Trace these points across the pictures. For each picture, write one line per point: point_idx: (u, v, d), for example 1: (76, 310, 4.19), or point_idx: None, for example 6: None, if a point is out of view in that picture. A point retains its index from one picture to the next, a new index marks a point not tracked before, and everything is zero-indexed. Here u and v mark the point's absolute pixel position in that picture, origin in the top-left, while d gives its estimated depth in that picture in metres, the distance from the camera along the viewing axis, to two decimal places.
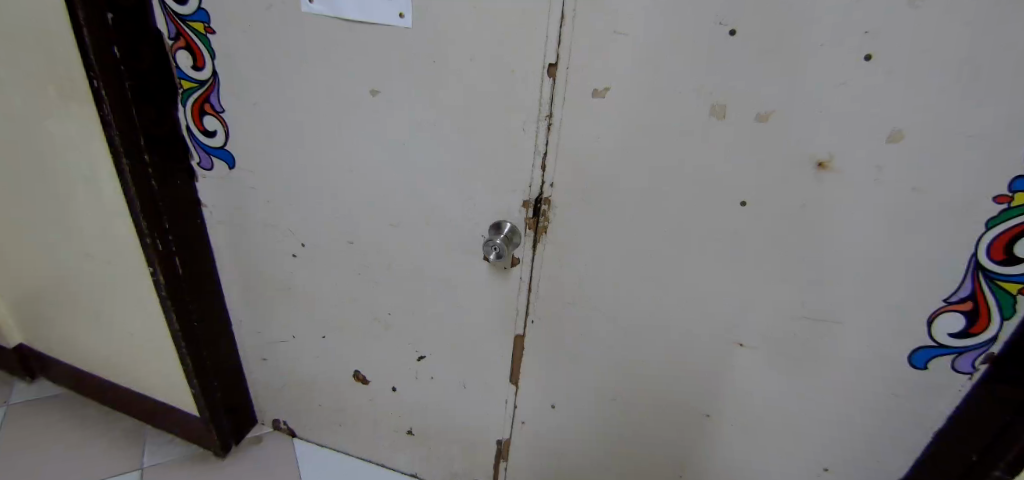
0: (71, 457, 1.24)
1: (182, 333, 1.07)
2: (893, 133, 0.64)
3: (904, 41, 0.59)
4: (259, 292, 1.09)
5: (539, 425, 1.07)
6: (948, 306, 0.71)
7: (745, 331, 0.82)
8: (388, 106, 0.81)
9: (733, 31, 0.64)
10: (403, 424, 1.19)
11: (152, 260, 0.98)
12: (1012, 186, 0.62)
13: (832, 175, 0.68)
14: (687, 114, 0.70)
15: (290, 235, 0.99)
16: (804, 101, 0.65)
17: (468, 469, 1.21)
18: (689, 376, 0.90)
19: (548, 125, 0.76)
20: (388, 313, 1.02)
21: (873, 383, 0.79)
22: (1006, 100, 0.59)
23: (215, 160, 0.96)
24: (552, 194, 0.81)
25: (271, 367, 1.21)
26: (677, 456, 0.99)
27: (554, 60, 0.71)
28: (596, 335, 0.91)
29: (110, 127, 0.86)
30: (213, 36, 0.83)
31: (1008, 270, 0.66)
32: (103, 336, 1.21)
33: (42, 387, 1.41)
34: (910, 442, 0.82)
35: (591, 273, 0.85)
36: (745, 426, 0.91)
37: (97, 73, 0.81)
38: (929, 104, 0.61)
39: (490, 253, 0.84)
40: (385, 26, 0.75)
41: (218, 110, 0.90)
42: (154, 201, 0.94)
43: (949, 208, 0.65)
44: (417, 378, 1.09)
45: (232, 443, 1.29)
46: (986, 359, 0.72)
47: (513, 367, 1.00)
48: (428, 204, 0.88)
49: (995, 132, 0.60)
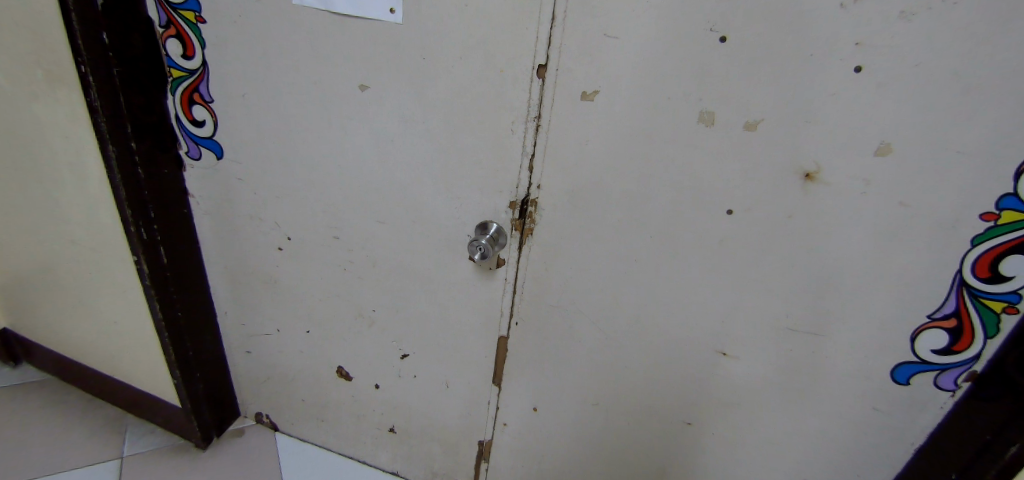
0: (50, 443, 1.23)
1: (166, 323, 1.06)
2: (882, 146, 0.63)
3: (891, 53, 0.59)
4: (245, 284, 1.09)
5: (521, 426, 1.06)
6: (932, 322, 0.71)
7: (729, 340, 0.82)
8: (377, 102, 0.81)
9: (723, 38, 0.64)
10: (386, 421, 1.18)
11: (136, 248, 0.97)
12: (1000, 204, 0.62)
13: (817, 186, 0.68)
14: (676, 120, 0.69)
15: (277, 229, 0.99)
16: (793, 111, 0.65)
17: (449, 469, 1.20)
18: (672, 382, 0.89)
19: (536, 126, 0.75)
20: (373, 309, 1.02)
21: (856, 397, 0.79)
22: (994, 117, 0.59)
23: (203, 149, 0.95)
24: (538, 195, 0.80)
25: (255, 359, 1.21)
26: (658, 462, 0.99)
27: (543, 61, 0.71)
28: (580, 340, 0.91)
29: (96, 114, 0.85)
30: (203, 25, 0.83)
31: (992, 287, 0.66)
32: (87, 323, 1.20)
33: (25, 372, 1.40)
34: (891, 457, 0.82)
35: (577, 276, 0.85)
36: (725, 434, 0.91)
37: (85, 58, 0.80)
38: (917, 118, 0.61)
39: (475, 253, 0.82)
40: (374, 21, 0.75)
41: (207, 99, 0.89)
42: (140, 190, 0.93)
43: (935, 224, 0.65)
44: (401, 376, 1.09)
45: (213, 436, 1.28)
46: (968, 376, 0.72)
47: (496, 368, 1.00)
48: (415, 202, 0.87)
49: (985, 148, 0.60)
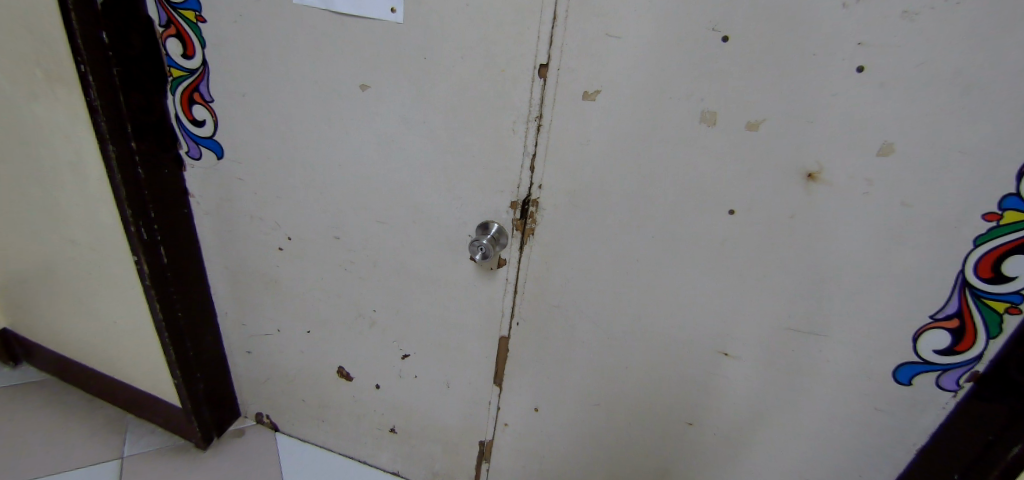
0: (50, 443, 1.23)
1: (166, 323, 1.06)
2: (884, 146, 0.63)
3: (893, 53, 0.59)
4: (245, 284, 1.09)
5: (522, 427, 1.06)
6: (934, 323, 0.70)
7: (730, 340, 0.82)
8: (378, 102, 0.80)
9: (725, 37, 0.64)
10: (386, 421, 1.18)
11: (136, 247, 0.97)
12: (1003, 204, 0.62)
13: (819, 186, 0.68)
14: (678, 120, 0.69)
15: (277, 229, 0.99)
16: (794, 111, 0.65)
17: (450, 469, 1.20)
18: (673, 383, 0.89)
19: (538, 126, 0.75)
20: (374, 309, 1.01)
21: (858, 397, 0.79)
22: (996, 117, 0.59)
23: (203, 149, 0.95)
24: (540, 195, 0.80)
25: (255, 359, 1.20)
26: (660, 463, 0.99)
27: (545, 61, 0.71)
28: (581, 340, 0.90)
29: (96, 114, 0.85)
30: (203, 24, 0.83)
31: (994, 287, 0.66)
32: (87, 323, 1.20)
33: (25, 372, 1.40)
34: (893, 458, 0.81)
35: (578, 276, 0.85)
36: (726, 435, 0.90)
37: (85, 58, 0.80)
38: (920, 117, 0.61)
39: (476, 253, 0.82)
40: (375, 21, 0.75)
41: (207, 99, 0.89)
42: (140, 189, 0.93)
43: (938, 224, 0.65)
44: (402, 376, 1.09)
45: (214, 436, 1.28)
46: (971, 377, 0.72)
47: (497, 368, 1.00)
48: (416, 202, 0.87)
49: (987, 149, 0.60)
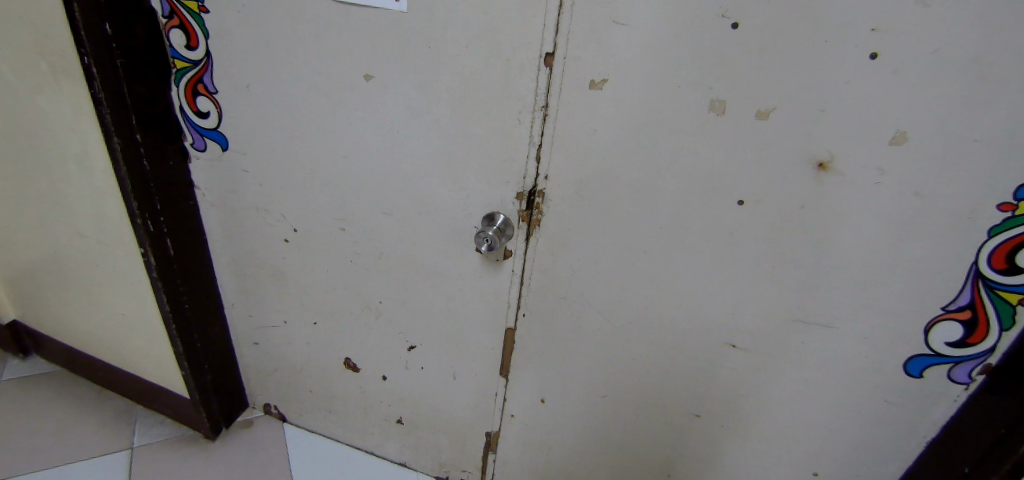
0: (61, 434, 1.24)
1: (173, 314, 1.06)
2: (898, 135, 0.62)
3: (909, 38, 0.58)
4: (252, 275, 1.09)
5: (528, 417, 1.06)
6: (947, 314, 0.69)
7: (738, 331, 0.81)
8: (381, 92, 0.80)
9: (735, 24, 0.62)
10: (393, 413, 1.19)
11: (142, 239, 0.97)
12: (1017, 194, 0.60)
13: (830, 176, 0.66)
14: (687, 109, 0.68)
15: (282, 221, 0.99)
16: (807, 100, 0.64)
17: (457, 460, 1.21)
18: (679, 373, 0.89)
19: (544, 116, 0.74)
20: (379, 301, 1.01)
21: (867, 390, 0.78)
22: (1015, 104, 0.57)
23: (208, 141, 0.95)
24: (545, 186, 0.80)
25: (262, 350, 1.21)
26: (666, 454, 0.99)
27: (551, 49, 0.70)
28: (587, 331, 0.90)
29: (101, 106, 0.84)
30: (206, 15, 0.82)
31: (1009, 279, 0.65)
32: (95, 315, 1.21)
33: (34, 364, 1.42)
34: (903, 450, 0.81)
35: (584, 268, 0.84)
36: (733, 426, 0.90)
37: (89, 50, 0.80)
38: (934, 104, 0.59)
39: (482, 245, 0.82)
40: (379, 10, 0.74)
41: (211, 90, 0.89)
42: (145, 182, 0.93)
43: (952, 215, 0.64)
44: (408, 367, 1.09)
45: (222, 427, 1.29)
46: (983, 369, 0.71)
47: (504, 359, 1.00)
48: (421, 194, 0.87)
49: (1003, 137, 0.59)
